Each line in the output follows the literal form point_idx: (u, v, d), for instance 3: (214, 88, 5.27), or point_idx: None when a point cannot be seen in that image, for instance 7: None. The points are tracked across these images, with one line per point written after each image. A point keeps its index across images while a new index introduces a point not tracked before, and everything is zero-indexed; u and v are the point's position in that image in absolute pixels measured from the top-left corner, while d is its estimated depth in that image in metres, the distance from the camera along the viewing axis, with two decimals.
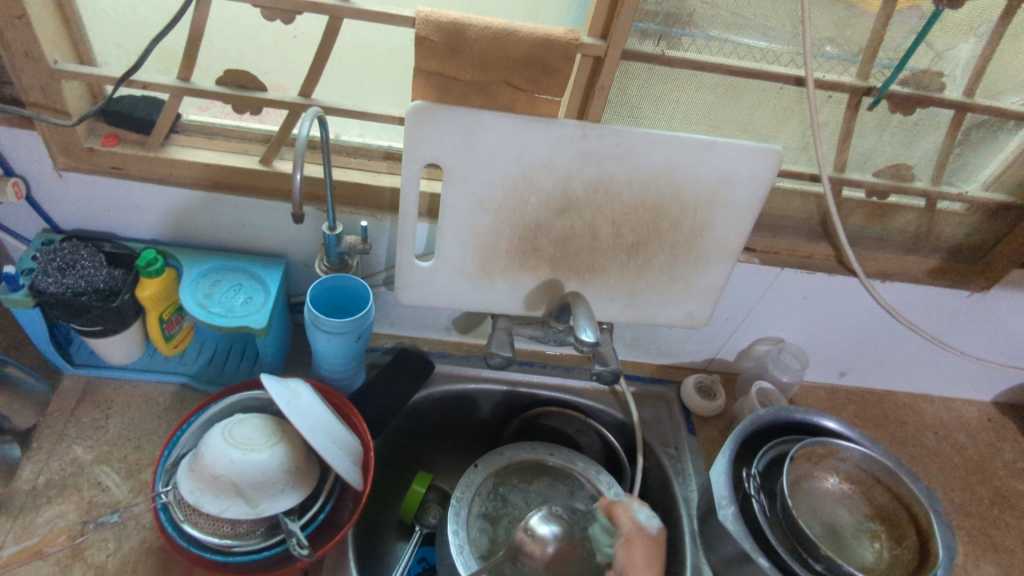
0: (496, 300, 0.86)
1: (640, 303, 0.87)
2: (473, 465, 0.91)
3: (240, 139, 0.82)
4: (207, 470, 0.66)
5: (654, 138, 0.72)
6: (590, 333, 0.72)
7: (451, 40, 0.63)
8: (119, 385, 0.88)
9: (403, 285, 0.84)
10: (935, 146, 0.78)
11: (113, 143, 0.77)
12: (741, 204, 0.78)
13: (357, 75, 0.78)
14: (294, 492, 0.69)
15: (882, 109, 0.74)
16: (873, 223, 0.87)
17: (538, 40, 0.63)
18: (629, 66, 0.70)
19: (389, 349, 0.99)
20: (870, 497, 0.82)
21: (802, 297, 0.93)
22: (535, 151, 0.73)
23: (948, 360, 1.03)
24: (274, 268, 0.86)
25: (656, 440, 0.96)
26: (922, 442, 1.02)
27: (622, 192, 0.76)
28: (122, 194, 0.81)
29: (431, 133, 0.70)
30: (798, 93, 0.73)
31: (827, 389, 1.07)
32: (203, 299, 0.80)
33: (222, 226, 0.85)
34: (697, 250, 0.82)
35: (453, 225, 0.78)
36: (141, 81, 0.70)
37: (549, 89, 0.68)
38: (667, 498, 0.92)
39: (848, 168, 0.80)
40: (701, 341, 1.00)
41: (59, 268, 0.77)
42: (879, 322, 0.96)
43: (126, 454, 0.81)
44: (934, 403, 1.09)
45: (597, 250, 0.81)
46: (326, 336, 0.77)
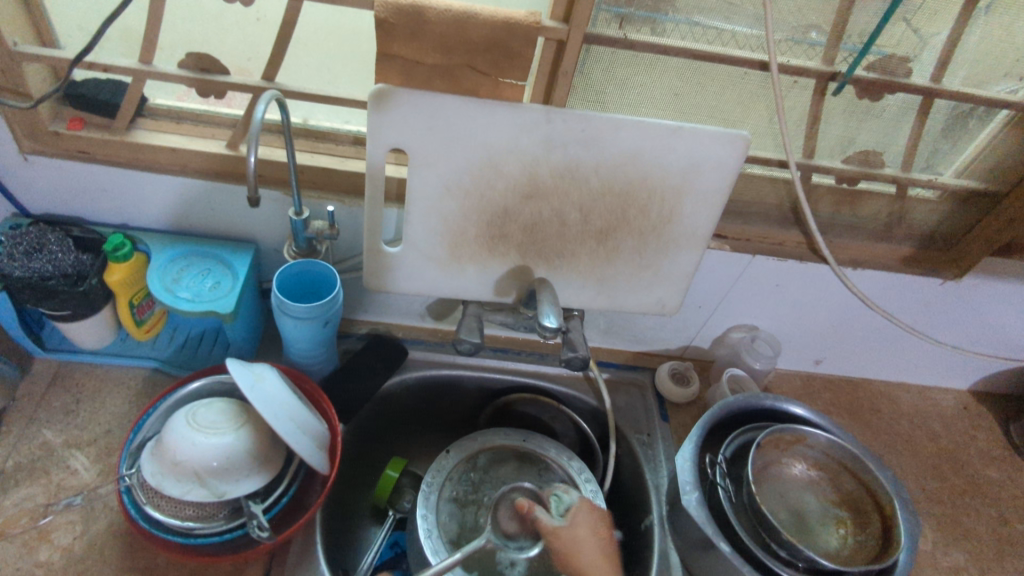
0: (466, 286, 0.86)
1: (611, 290, 0.87)
2: (446, 450, 0.92)
3: (207, 123, 0.81)
4: (169, 453, 0.67)
5: (620, 124, 0.72)
6: (553, 319, 0.72)
7: (411, 22, 0.63)
8: (91, 370, 0.88)
9: (372, 270, 0.83)
10: (905, 132, 0.78)
11: (79, 127, 0.76)
12: (709, 190, 0.78)
13: (323, 59, 0.77)
14: (257, 474, 0.70)
15: (849, 94, 0.73)
16: (844, 210, 0.87)
17: (498, 24, 0.63)
18: (592, 49, 0.70)
19: (362, 336, 0.99)
20: (838, 484, 0.82)
21: (775, 284, 0.92)
22: (500, 136, 0.72)
23: (923, 348, 1.03)
24: (244, 253, 0.86)
25: (629, 427, 0.96)
26: (896, 430, 1.02)
27: (589, 177, 0.76)
28: (90, 178, 0.80)
29: (393, 117, 0.69)
30: (763, 78, 0.73)
31: (803, 377, 1.07)
32: (171, 284, 0.80)
33: (191, 212, 0.85)
34: (665, 237, 0.82)
35: (420, 211, 0.78)
36: (101, 64, 0.69)
37: (512, 73, 0.68)
38: (638, 483, 0.93)
39: (818, 155, 0.80)
40: (675, 328, 1.00)
41: (25, 252, 0.76)
42: (853, 309, 0.96)
43: (96, 438, 0.82)
44: (910, 391, 1.09)
45: (565, 236, 0.81)
46: (292, 321, 0.77)
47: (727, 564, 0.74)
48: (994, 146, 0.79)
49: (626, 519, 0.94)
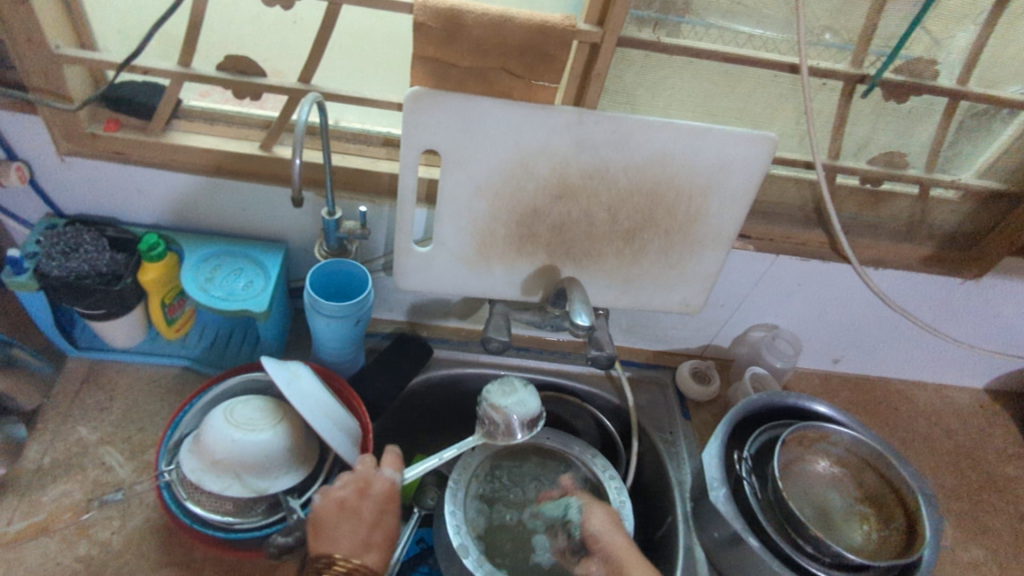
0: (493, 286, 0.87)
1: (636, 290, 0.88)
2: (471, 448, 0.92)
3: (240, 124, 0.83)
4: (209, 449, 0.68)
5: (649, 125, 0.73)
6: (585, 318, 0.73)
7: (449, 26, 0.64)
8: (123, 367, 0.89)
9: (401, 270, 0.85)
10: (930, 134, 0.79)
11: (115, 128, 0.77)
12: (735, 191, 0.79)
13: (356, 61, 0.78)
14: (296, 468, 0.71)
15: (875, 96, 0.75)
16: (866, 211, 0.88)
17: (535, 27, 0.64)
18: (625, 53, 0.71)
19: (388, 334, 1.00)
20: (860, 480, 0.84)
21: (797, 284, 0.94)
22: (532, 137, 0.73)
23: (941, 347, 1.04)
24: (275, 253, 0.87)
25: (651, 425, 0.97)
26: (915, 428, 1.03)
27: (618, 178, 0.77)
28: (125, 179, 0.82)
29: (429, 119, 0.71)
30: (792, 81, 0.74)
31: (821, 375, 1.08)
32: (204, 283, 0.81)
33: (221, 210, 0.86)
34: (691, 236, 0.83)
35: (451, 210, 0.79)
36: (142, 67, 0.70)
37: (546, 75, 0.69)
38: (661, 480, 0.94)
39: (843, 156, 0.81)
40: (696, 327, 1.01)
41: (62, 252, 0.78)
42: (873, 308, 0.97)
43: (130, 435, 0.83)
44: (926, 389, 1.10)
45: (593, 236, 0.82)
46: (325, 320, 0.79)
47: (755, 560, 0.75)
48: (1016, 147, 0.80)
49: (649, 514, 0.95)
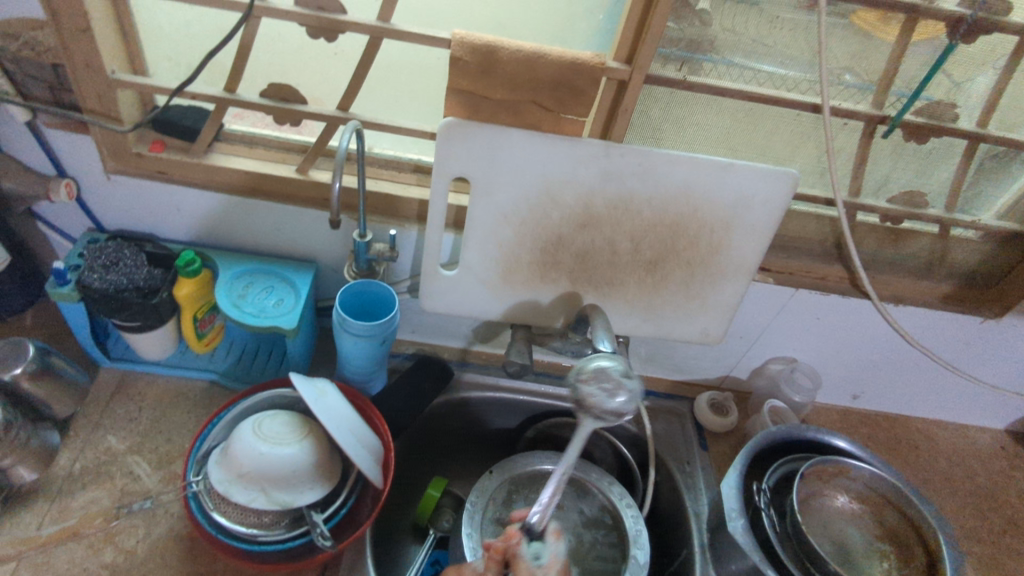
0: (517, 311, 0.89)
1: (657, 318, 0.90)
2: (488, 472, 0.94)
3: (278, 148, 0.86)
4: (236, 461, 0.70)
5: (673, 159, 0.75)
6: (607, 344, 0.75)
7: (485, 61, 0.67)
8: (152, 379, 0.92)
9: (427, 292, 0.87)
10: (949, 175, 0.81)
11: (160, 149, 0.81)
12: (757, 224, 0.80)
13: (392, 92, 0.82)
14: (320, 482, 0.72)
15: (896, 137, 0.77)
16: (887, 248, 0.89)
17: (567, 63, 0.67)
18: (652, 90, 0.73)
19: (409, 356, 1.02)
20: (880, 517, 0.83)
21: (817, 318, 0.94)
22: (560, 167, 0.76)
23: (961, 386, 1.04)
24: (305, 272, 0.90)
25: (669, 454, 0.98)
26: (935, 467, 1.03)
27: (641, 209, 0.79)
28: (165, 198, 0.85)
29: (460, 147, 0.73)
30: (815, 120, 0.76)
31: (839, 411, 1.08)
32: (237, 299, 0.84)
33: (255, 230, 0.89)
34: (713, 268, 0.84)
35: (479, 236, 0.82)
36: (191, 92, 0.74)
37: (574, 109, 0.72)
38: (677, 511, 0.93)
39: (863, 194, 0.82)
40: (715, 358, 1.02)
41: (103, 266, 0.81)
42: (893, 345, 0.98)
43: (157, 445, 0.85)
44: (946, 429, 1.10)
45: (616, 264, 0.84)
46: (352, 339, 0.81)
47: None
48: None
49: (664, 545, 0.95)
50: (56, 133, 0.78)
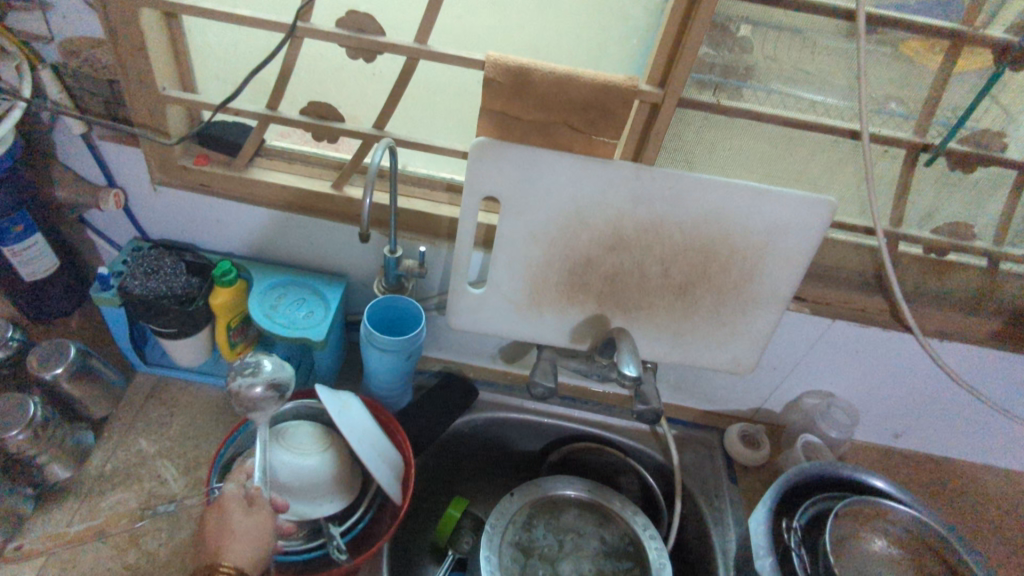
0: (543, 331, 0.88)
1: (686, 345, 0.88)
2: (510, 494, 0.92)
3: (316, 164, 0.89)
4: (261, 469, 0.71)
5: (705, 184, 0.74)
6: (633, 368, 0.73)
7: (517, 82, 0.68)
8: (185, 385, 0.94)
9: (454, 310, 0.87)
10: (998, 206, 0.77)
11: (203, 163, 0.84)
12: (793, 252, 0.78)
13: (427, 111, 0.83)
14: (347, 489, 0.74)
15: (941, 166, 0.74)
16: (932, 280, 0.85)
17: (599, 86, 0.67)
18: (685, 113, 0.73)
19: (436, 373, 1.02)
20: (921, 565, 0.79)
21: (855, 352, 0.91)
22: (590, 189, 0.76)
23: (1013, 430, 0.98)
24: (337, 285, 0.91)
25: (695, 486, 0.95)
26: (982, 514, 0.97)
27: (672, 234, 0.78)
28: (206, 209, 0.88)
29: (491, 167, 0.74)
30: (854, 146, 0.74)
31: (879, 450, 1.04)
32: (269, 310, 0.86)
33: (290, 243, 0.91)
34: (744, 295, 0.83)
35: (507, 256, 0.82)
36: (235, 109, 0.77)
37: (606, 132, 0.72)
38: (703, 546, 0.90)
39: (905, 223, 0.80)
40: (747, 388, 0.99)
41: (145, 273, 0.84)
42: (939, 382, 0.93)
43: (186, 450, 0.87)
44: (997, 474, 1.04)
45: (645, 289, 0.83)
46: (379, 353, 0.82)
47: None
48: None
49: None
50: (108, 145, 0.82)
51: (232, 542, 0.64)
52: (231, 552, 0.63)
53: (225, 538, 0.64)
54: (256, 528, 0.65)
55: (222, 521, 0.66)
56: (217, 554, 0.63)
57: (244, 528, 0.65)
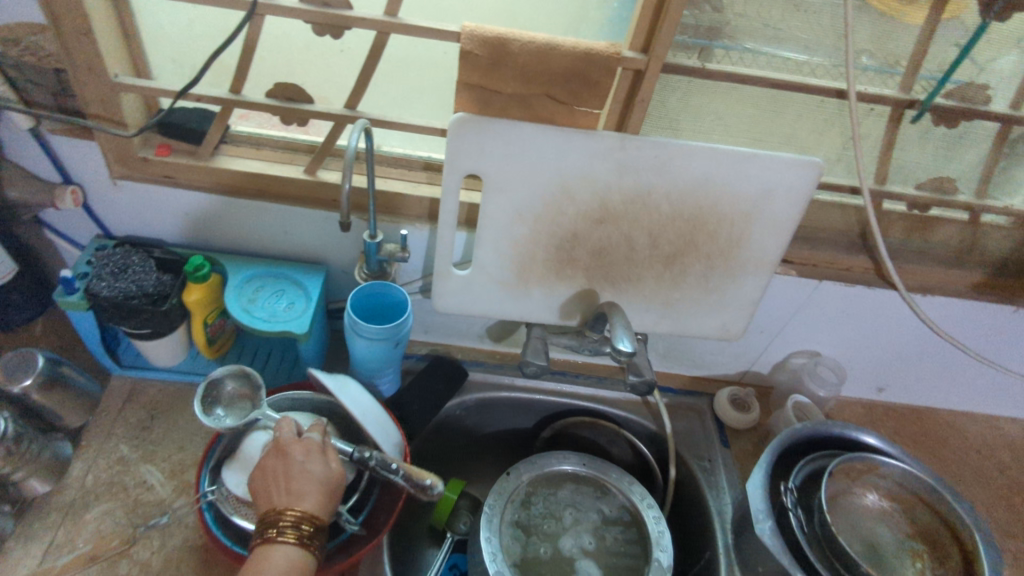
0: (531, 309, 0.87)
1: (675, 315, 0.87)
2: (506, 473, 0.90)
3: (285, 149, 0.85)
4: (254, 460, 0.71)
5: (691, 151, 0.73)
6: (628, 343, 0.71)
7: (496, 54, 0.65)
8: (163, 386, 0.91)
9: (439, 293, 0.85)
10: (979, 159, 0.78)
11: (166, 153, 0.80)
12: (780, 216, 0.78)
13: (400, 88, 0.80)
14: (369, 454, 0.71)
15: (925, 122, 0.74)
16: (914, 237, 0.86)
17: (581, 54, 0.65)
18: (668, 79, 0.71)
19: (423, 356, 1.00)
20: (912, 515, 0.81)
21: (841, 311, 0.92)
22: (574, 162, 0.74)
23: (990, 378, 1.01)
24: (316, 274, 0.88)
25: (688, 452, 0.96)
26: (963, 460, 1.00)
27: (659, 204, 0.77)
28: (172, 202, 0.84)
29: (472, 143, 0.71)
30: (840, 106, 0.73)
31: (864, 404, 1.06)
32: (247, 304, 0.82)
33: (264, 232, 0.87)
34: (732, 261, 0.82)
35: (492, 235, 0.79)
36: (196, 95, 0.72)
37: (589, 101, 0.70)
38: (699, 511, 0.91)
39: (890, 181, 0.79)
40: (735, 353, 1.00)
41: (112, 273, 0.80)
42: (921, 336, 0.95)
43: (170, 454, 0.84)
44: (976, 420, 1.07)
45: (633, 261, 0.82)
46: (365, 341, 0.79)
47: None
48: None
49: (687, 545, 0.93)
50: (60, 140, 0.77)
51: (306, 489, 0.64)
52: (308, 498, 0.64)
53: (297, 484, 0.64)
54: (329, 479, 0.66)
55: (293, 465, 0.66)
56: (292, 499, 0.64)
57: (319, 476, 0.66)
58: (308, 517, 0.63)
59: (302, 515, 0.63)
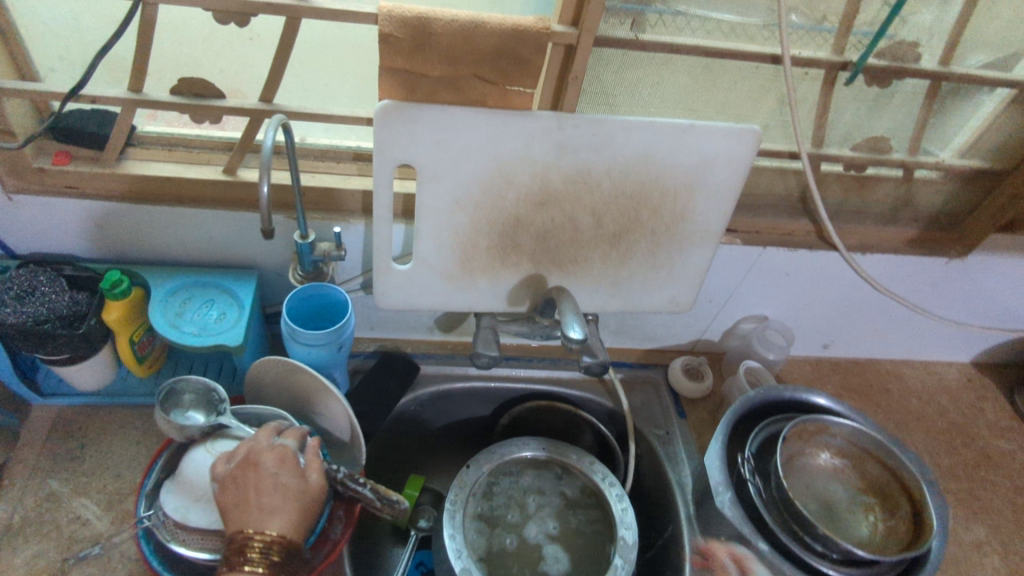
0: (479, 298, 0.84)
1: (625, 292, 0.86)
2: (466, 465, 0.88)
3: (201, 148, 0.78)
4: (193, 484, 0.67)
5: (629, 126, 0.71)
6: (578, 330, 0.70)
7: (418, 36, 0.61)
8: (92, 412, 0.85)
9: (381, 289, 0.81)
10: (911, 117, 0.78)
11: (65, 161, 0.73)
12: (722, 186, 0.77)
13: (320, 76, 0.74)
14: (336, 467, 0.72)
15: (859, 84, 0.74)
16: (853, 196, 0.87)
17: (508, 31, 0.62)
18: (601, 53, 0.68)
19: (371, 354, 0.96)
20: (862, 470, 0.83)
21: (787, 275, 0.92)
22: (510, 145, 0.71)
23: (928, 327, 1.04)
24: (247, 280, 0.83)
25: (647, 426, 0.96)
26: (906, 408, 1.04)
27: (601, 182, 0.75)
28: (78, 215, 0.76)
29: (401, 132, 0.67)
30: (775, 71, 0.72)
31: (812, 362, 1.08)
32: (174, 319, 0.77)
33: (185, 239, 0.81)
34: (678, 235, 0.81)
35: (430, 226, 0.76)
36: (90, 96, 0.66)
37: (521, 80, 0.66)
38: (660, 484, 0.92)
39: (827, 144, 0.80)
40: (686, 323, 1.00)
41: (16, 298, 0.73)
42: (863, 292, 0.97)
43: (105, 483, 0.78)
44: (916, 368, 1.10)
45: (579, 241, 0.80)
46: (305, 348, 0.75)
47: (763, 563, 0.73)
48: (996, 124, 0.79)
49: (650, 519, 0.93)
50: None
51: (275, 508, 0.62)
52: (278, 519, 0.62)
53: (268, 501, 0.62)
54: (302, 494, 0.64)
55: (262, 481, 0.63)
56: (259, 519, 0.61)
57: (292, 492, 0.64)
58: (278, 538, 0.61)
59: (271, 538, 0.61)
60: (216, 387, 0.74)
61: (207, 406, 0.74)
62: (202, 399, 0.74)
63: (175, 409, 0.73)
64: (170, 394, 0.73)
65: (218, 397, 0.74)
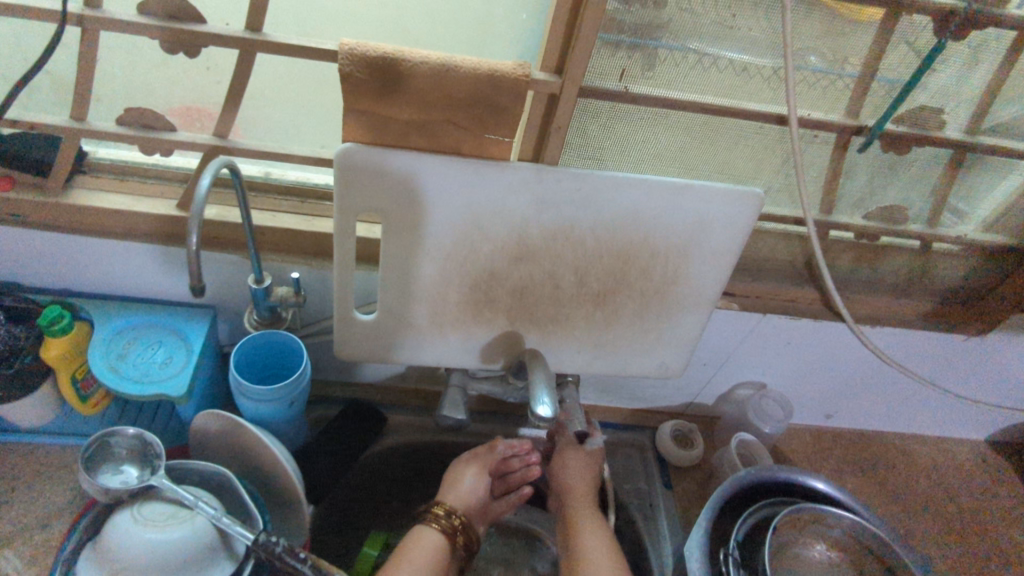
0: (449, 353, 0.78)
1: (609, 354, 0.79)
2: None
3: (156, 179, 0.73)
4: (110, 555, 0.61)
5: (618, 183, 0.64)
6: (547, 407, 0.63)
7: (384, 77, 0.55)
8: (28, 450, 0.79)
9: (343, 340, 0.75)
10: (930, 186, 0.71)
11: (6, 186, 0.67)
12: (718, 249, 0.70)
13: None
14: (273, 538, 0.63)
15: (875, 150, 0.67)
16: (863, 266, 0.80)
17: (483, 76, 0.56)
18: (588, 103, 0.62)
19: (336, 400, 0.90)
20: (860, 567, 0.75)
21: (787, 343, 0.85)
22: (485, 197, 0.64)
23: (940, 403, 0.97)
24: (201, 320, 0.77)
25: (628, 495, 0.89)
26: (914, 489, 0.95)
27: (584, 239, 0.68)
28: (19, 244, 0.71)
29: (364, 177, 0.61)
30: (780, 132, 0.66)
31: (812, 432, 1.00)
32: (116, 361, 0.71)
33: (136, 274, 0.75)
34: (669, 298, 0.74)
35: (397, 276, 0.69)
36: (28, 122, 0.60)
37: (498, 129, 0.60)
38: (638, 562, 0.84)
39: (837, 210, 0.73)
40: (677, 386, 0.93)
41: None
42: (870, 365, 0.89)
43: (33, 533, 0.73)
44: (926, 444, 1.02)
45: (559, 300, 0.73)
46: (253, 402, 0.69)
47: None
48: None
49: None
50: None
51: None
52: None
53: None
54: None
55: None
56: None
57: None
58: None
59: None
60: (147, 439, 0.67)
61: (143, 460, 0.68)
62: (139, 451, 0.68)
63: (108, 463, 0.67)
64: (102, 447, 0.67)
65: (152, 451, 0.67)
